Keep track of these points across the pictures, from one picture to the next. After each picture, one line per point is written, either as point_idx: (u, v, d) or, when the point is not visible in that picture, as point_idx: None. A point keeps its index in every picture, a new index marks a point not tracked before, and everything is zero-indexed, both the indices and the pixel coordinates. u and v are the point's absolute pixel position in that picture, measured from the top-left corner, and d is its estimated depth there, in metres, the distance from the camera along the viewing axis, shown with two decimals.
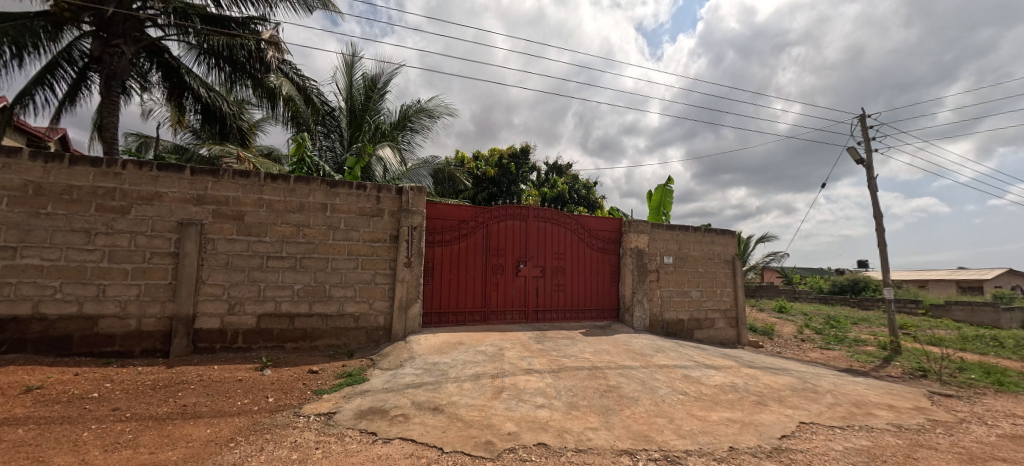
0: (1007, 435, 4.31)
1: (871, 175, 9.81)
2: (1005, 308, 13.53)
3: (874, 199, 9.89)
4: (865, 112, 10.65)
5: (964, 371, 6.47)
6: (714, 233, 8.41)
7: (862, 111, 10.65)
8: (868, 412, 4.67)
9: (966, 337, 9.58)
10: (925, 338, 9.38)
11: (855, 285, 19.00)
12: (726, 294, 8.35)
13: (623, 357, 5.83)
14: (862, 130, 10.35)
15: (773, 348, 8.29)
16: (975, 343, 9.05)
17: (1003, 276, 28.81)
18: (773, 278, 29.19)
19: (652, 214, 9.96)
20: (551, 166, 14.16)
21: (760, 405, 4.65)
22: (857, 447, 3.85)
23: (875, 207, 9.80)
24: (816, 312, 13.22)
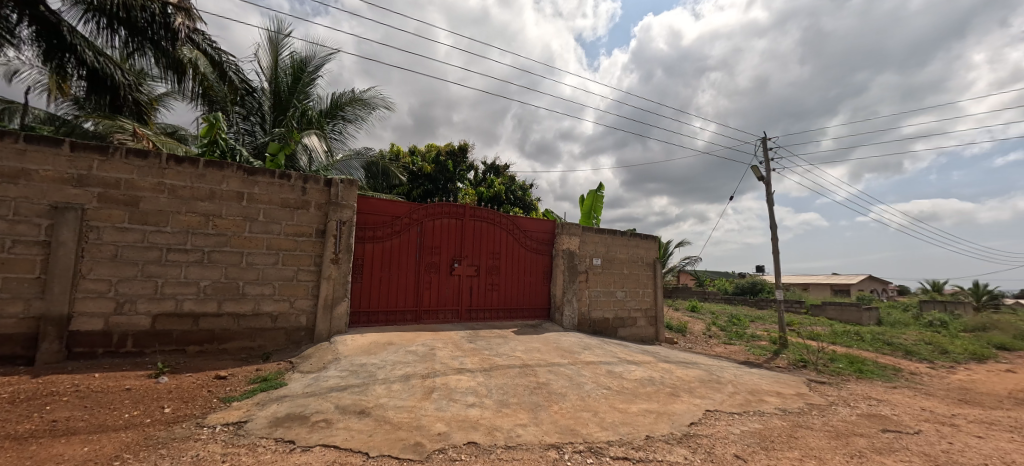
0: (864, 414, 5.15)
1: (770, 190, 11.18)
2: (864, 307, 16.19)
3: (771, 212, 11.26)
4: (766, 136, 12.11)
5: (833, 361, 7.64)
6: (639, 237, 9.01)
7: (764, 135, 12.10)
8: (760, 399, 5.30)
9: (836, 333, 11.29)
10: (805, 333, 10.90)
11: (753, 288, 21.56)
12: (647, 294, 8.99)
13: (553, 354, 6.03)
14: (764, 151, 11.73)
15: (685, 344, 9.11)
16: (843, 338, 10.70)
17: (864, 281, 34.55)
18: (688, 281, 32.08)
19: (584, 218, 10.44)
20: (488, 166, 14.32)
21: (673, 396, 5.06)
22: (751, 430, 4.36)
23: (771, 219, 11.18)
24: (722, 311, 14.73)
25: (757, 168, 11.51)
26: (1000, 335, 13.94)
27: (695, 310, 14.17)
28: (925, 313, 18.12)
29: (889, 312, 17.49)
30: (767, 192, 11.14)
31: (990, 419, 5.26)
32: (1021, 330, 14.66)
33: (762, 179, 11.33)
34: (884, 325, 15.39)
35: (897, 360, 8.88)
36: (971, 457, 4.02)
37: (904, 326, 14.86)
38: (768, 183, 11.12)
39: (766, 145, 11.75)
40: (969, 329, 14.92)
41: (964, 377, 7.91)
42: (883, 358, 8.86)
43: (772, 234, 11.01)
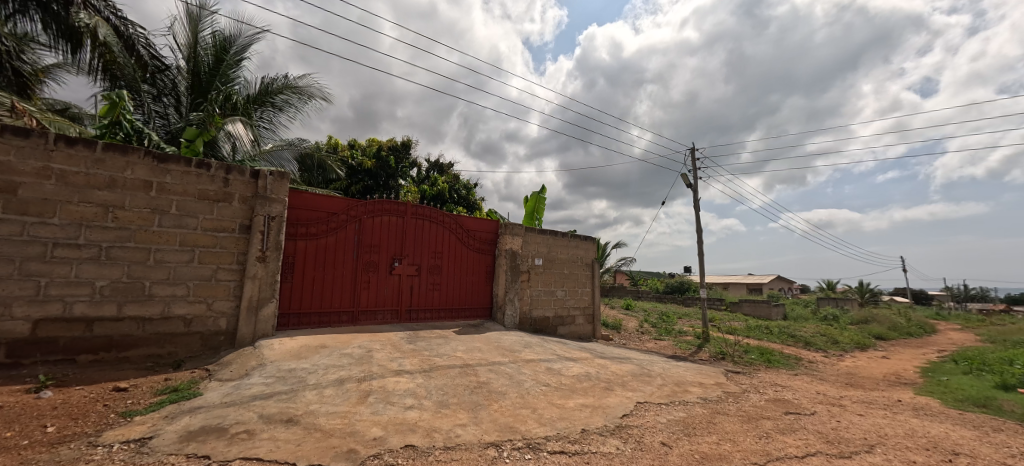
0: (771, 399, 5.76)
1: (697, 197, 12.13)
2: (773, 304, 18.15)
3: (697, 217, 12.23)
4: (694, 147, 13.14)
5: (747, 353, 8.47)
6: (578, 238, 9.34)
7: (693, 146, 13.11)
8: (685, 389, 5.72)
9: (750, 327, 12.53)
10: (724, 328, 11.97)
11: (681, 287, 23.29)
12: (585, 293, 9.34)
13: (494, 353, 6.06)
14: (692, 160, 12.70)
15: (620, 340, 9.61)
16: (755, 331, 11.90)
17: (774, 281, 38.71)
18: (624, 281, 33.87)
19: (527, 218, 10.62)
20: (432, 164, 14.16)
21: (607, 390, 5.31)
22: (676, 419, 4.69)
23: (697, 223, 12.15)
24: (653, 309, 15.73)
25: (686, 176, 12.44)
26: (877, 326, 16.32)
27: (630, 308, 15.00)
28: (822, 308, 20.73)
29: (793, 308, 19.77)
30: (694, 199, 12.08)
31: (868, 398, 6.13)
32: (893, 322, 17.24)
33: (690, 187, 12.27)
34: (789, 319, 17.35)
35: (798, 350, 10.05)
36: (854, 432, 4.65)
37: (804, 320, 16.87)
38: (696, 190, 12.06)
39: (694, 155, 12.74)
40: (854, 322, 17.29)
41: (849, 363, 9.15)
42: (787, 349, 9.99)
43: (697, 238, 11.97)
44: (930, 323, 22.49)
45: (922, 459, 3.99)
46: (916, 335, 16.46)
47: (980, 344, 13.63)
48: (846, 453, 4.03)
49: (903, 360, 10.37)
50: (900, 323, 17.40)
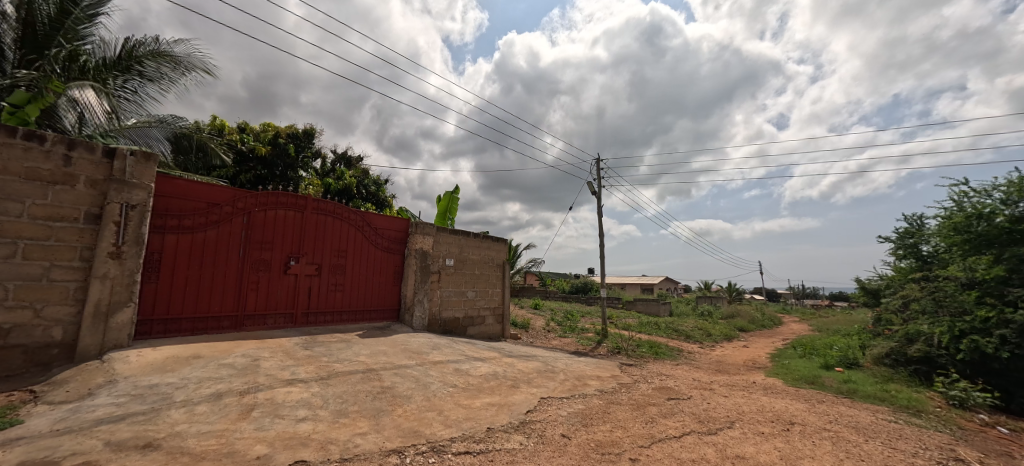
0: (656, 387, 6.46)
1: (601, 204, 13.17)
2: (662, 302, 20.43)
3: (600, 222, 13.28)
4: (599, 158, 14.25)
5: (639, 346, 9.39)
6: (490, 240, 9.50)
7: (598, 157, 14.23)
8: (584, 383, 6.15)
9: (642, 323, 13.93)
10: (621, 325, 13.14)
11: (585, 287, 25.01)
12: (495, 293, 9.52)
13: (400, 356, 5.87)
14: (597, 170, 13.75)
15: (527, 338, 9.98)
16: (646, 326, 13.27)
17: (664, 282, 43.67)
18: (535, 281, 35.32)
19: (439, 218, 10.49)
20: (338, 156, 13.24)
21: (513, 388, 5.47)
22: (576, 411, 5.01)
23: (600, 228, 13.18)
24: (560, 308, 16.63)
25: (592, 184, 13.42)
26: (740, 320, 19.32)
27: (538, 308, 15.67)
28: (700, 305, 23.90)
29: (677, 305, 22.46)
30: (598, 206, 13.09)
31: (731, 382, 7.21)
32: (752, 316, 20.60)
33: (595, 194, 13.25)
34: (674, 315, 19.68)
35: (679, 342, 11.45)
36: (719, 411, 5.43)
37: (685, 316, 19.26)
38: (600, 198, 13.05)
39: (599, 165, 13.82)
40: (724, 317, 20.27)
41: (718, 352, 10.68)
42: (671, 341, 11.32)
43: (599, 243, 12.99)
44: (777, 316, 27.33)
45: (768, 429, 4.81)
46: (767, 326, 19.84)
47: (809, 333, 16.97)
48: (713, 430, 4.67)
49: (757, 348, 12.41)
50: (756, 317, 20.82)
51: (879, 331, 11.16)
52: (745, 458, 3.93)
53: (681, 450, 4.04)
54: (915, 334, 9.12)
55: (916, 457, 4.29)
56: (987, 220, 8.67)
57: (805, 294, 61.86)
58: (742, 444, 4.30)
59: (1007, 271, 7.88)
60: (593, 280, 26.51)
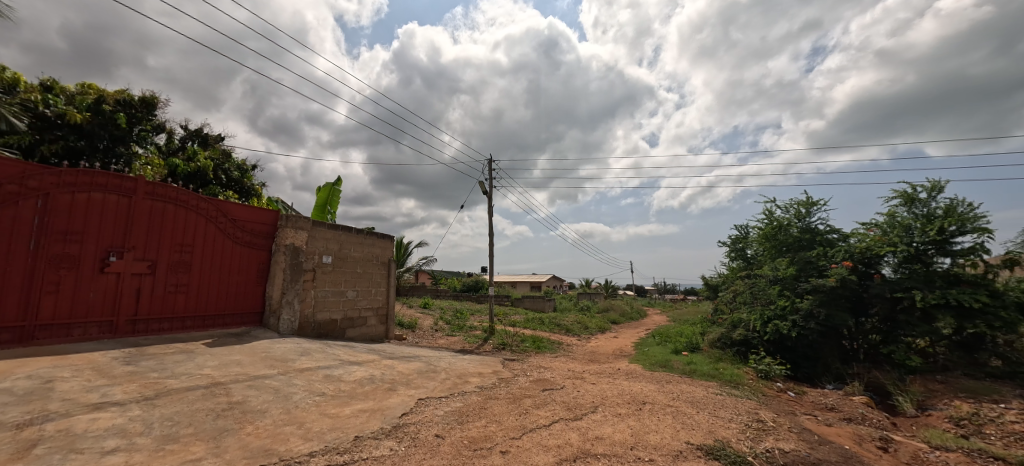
0: (534, 379, 6.83)
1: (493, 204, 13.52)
2: (547, 298, 21.78)
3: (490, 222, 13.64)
4: (491, 159, 14.64)
5: (522, 342, 9.85)
6: (375, 236, 9.01)
7: (491, 158, 14.61)
8: (465, 381, 6.20)
9: (528, 319, 14.64)
10: (507, 321, 13.64)
11: (476, 285, 25.42)
12: (379, 293, 9.04)
13: (258, 366, 5.17)
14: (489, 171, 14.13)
15: (413, 339, 9.69)
16: (531, 322, 13.99)
17: (552, 280, 46.83)
18: (428, 281, 34.75)
19: (316, 211, 9.66)
20: (190, 132, 11.28)
21: (390, 392, 5.23)
22: (454, 410, 4.98)
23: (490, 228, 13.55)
24: (450, 307, 16.58)
25: (483, 184, 13.65)
26: (613, 313, 21.64)
27: (428, 307, 15.37)
28: (580, 301, 26.18)
29: (561, 302, 24.21)
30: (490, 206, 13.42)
31: (600, 370, 7.97)
32: (622, 309, 23.25)
33: (486, 194, 13.55)
34: (558, 311, 21.17)
35: (560, 336, 12.34)
36: (586, 397, 5.96)
37: (567, 311, 20.87)
38: (491, 198, 13.40)
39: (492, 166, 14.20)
40: (600, 310, 22.53)
41: (592, 344, 11.77)
42: (552, 335, 12.13)
43: (489, 242, 13.31)
44: (643, 309, 31.46)
45: (624, 410, 5.42)
46: (634, 318, 22.59)
47: (665, 323, 19.80)
48: (578, 416, 5.09)
49: (625, 338, 14.00)
50: (626, 310, 23.59)
51: (714, 319, 13.52)
52: (603, 438, 4.36)
53: (549, 438, 4.30)
54: (738, 321, 11.26)
55: (730, 421, 5.27)
56: (786, 230, 11.17)
57: (667, 290, 72.45)
58: (602, 426, 4.76)
59: (797, 270, 10.21)
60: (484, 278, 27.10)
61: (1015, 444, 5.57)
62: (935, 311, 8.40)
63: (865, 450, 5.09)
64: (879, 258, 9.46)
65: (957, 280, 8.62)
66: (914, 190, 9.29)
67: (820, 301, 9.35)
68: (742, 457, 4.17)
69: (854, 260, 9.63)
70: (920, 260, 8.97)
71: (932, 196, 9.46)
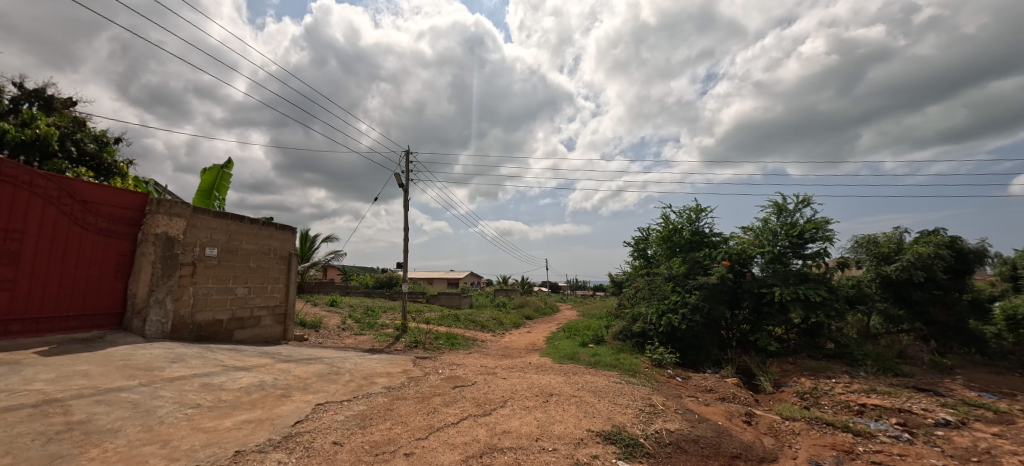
0: (445, 377, 6.79)
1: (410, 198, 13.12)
2: (464, 295, 21.80)
3: (406, 217, 13.23)
4: (409, 151, 14.16)
5: (436, 339, 9.72)
6: (273, 227, 8.18)
7: (409, 150, 14.14)
8: (371, 382, 6.00)
9: (443, 315, 14.50)
10: (421, 319, 13.37)
11: (389, 282, 24.51)
12: (277, 290, 8.24)
13: (112, 377, 4.37)
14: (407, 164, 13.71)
15: (316, 339, 8.99)
16: (446, 319, 13.86)
17: (470, 277, 47.07)
18: (338, 276, 32.53)
19: (200, 197, 8.48)
20: (25, 92, 9.13)
21: (282, 399, 4.81)
22: (355, 414, 4.74)
23: (406, 223, 13.16)
24: (360, 304, 15.72)
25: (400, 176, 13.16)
26: (528, 309, 22.40)
27: (336, 304, 14.39)
28: (497, 297, 26.68)
29: (478, 298, 24.45)
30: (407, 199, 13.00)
31: (511, 364, 8.19)
32: (536, 305, 24.21)
33: (402, 187, 13.10)
34: (474, 308, 21.28)
35: (475, 332, 12.43)
36: (497, 393, 6.08)
37: (483, 308, 21.09)
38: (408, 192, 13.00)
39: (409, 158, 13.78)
40: (515, 306, 23.19)
41: (506, 339, 12.06)
42: (467, 332, 12.17)
43: (404, 237, 12.90)
44: (555, 304, 33.23)
45: (531, 403, 5.64)
46: (546, 314, 23.64)
47: (575, 318, 21.03)
48: (487, 411, 5.18)
49: (537, 333, 14.55)
50: (539, 305, 24.63)
51: (617, 312, 14.72)
52: (510, 432, 4.50)
53: (456, 435, 4.31)
54: (637, 315, 12.40)
55: (627, 407, 5.79)
56: (680, 233, 12.57)
57: (579, 287, 77.33)
58: (509, 420, 4.89)
59: (687, 269, 11.57)
60: (400, 274, 26.19)
61: (841, 411, 6.97)
62: (790, 304, 10.07)
63: (733, 425, 5.95)
64: (751, 259, 11.09)
65: (806, 277, 10.49)
66: (784, 201, 11.03)
67: (704, 296, 10.70)
68: (635, 440, 4.60)
69: (732, 260, 11.18)
70: (781, 261, 10.71)
71: (799, 208, 11.32)
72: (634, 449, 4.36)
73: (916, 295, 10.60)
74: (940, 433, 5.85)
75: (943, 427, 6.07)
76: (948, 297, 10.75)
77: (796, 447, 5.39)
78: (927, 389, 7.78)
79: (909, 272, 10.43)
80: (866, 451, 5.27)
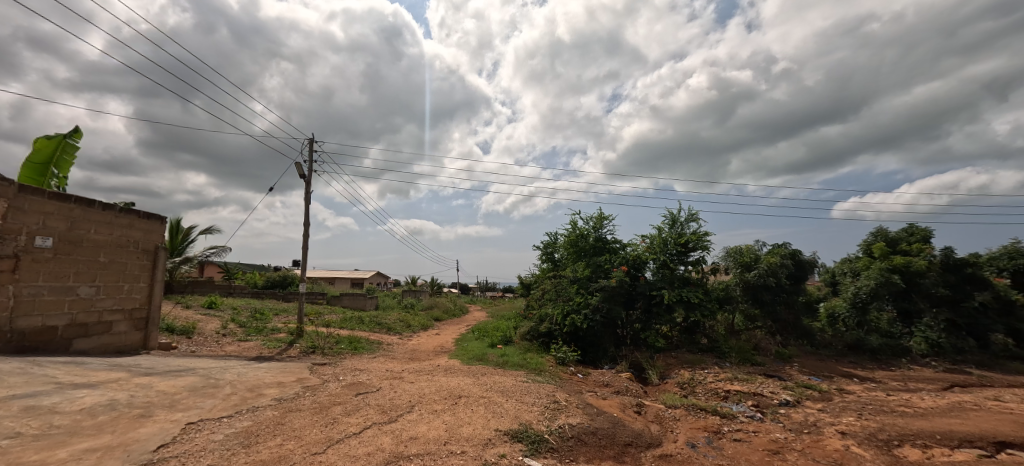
0: (347, 384, 6.40)
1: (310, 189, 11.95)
2: (369, 296, 20.64)
3: (305, 210, 12.11)
4: (312, 138, 12.97)
5: (337, 343, 9.09)
6: (134, 215, 6.84)
7: (312, 137, 12.96)
8: (257, 394, 5.40)
9: (345, 318, 13.53)
10: (320, 321, 12.33)
11: (283, 281, 22.08)
12: (137, 290, 6.91)
13: None
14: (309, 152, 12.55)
15: (188, 348, 7.74)
16: (349, 321, 12.98)
17: (376, 277, 44.73)
18: (218, 275, 28.30)
19: (27, 170, 6.67)
20: None
21: (140, 420, 4.08)
22: (237, 431, 4.23)
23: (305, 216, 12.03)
24: (246, 306, 13.88)
25: (301, 166, 11.99)
26: (437, 311, 22.10)
27: (214, 307, 12.51)
28: (405, 298, 25.84)
29: (385, 299, 23.36)
30: (307, 191, 11.89)
31: (419, 368, 8.05)
32: (445, 306, 24.06)
33: (303, 177, 11.96)
34: (380, 309, 20.28)
35: (381, 335, 11.91)
36: (403, 398, 5.93)
37: (390, 310, 20.24)
38: (310, 183, 11.92)
39: (313, 146, 12.64)
40: (423, 308, 22.68)
41: (413, 341, 11.77)
42: (372, 335, 11.58)
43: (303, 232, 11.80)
44: (465, 305, 33.53)
45: (440, 406, 5.65)
46: (455, 315, 23.62)
47: (484, 319, 21.36)
48: (393, 418, 5.05)
49: (446, 335, 14.48)
50: (449, 307, 24.47)
51: (524, 314, 15.41)
52: (417, 438, 4.45)
53: (358, 447, 4.12)
54: (544, 316, 13.12)
55: (533, 404, 6.13)
56: (585, 238, 13.64)
57: (488, 287, 78.72)
58: (416, 425, 4.84)
59: (590, 272, 12.60)
60: (296, 273, 23.77)
61: (711, 397, 8.28)
62: (674, 305, 11.62)
63: (626, 415, 6.71)
64: (644, 264, 12.54)
65: (687, 282, 12.20)
66: (677, 214, 12.71)
67: (603, 297, 11.77)
68: (541, 436, 4.90)
69: (628, 264, 12.52)
70: (668, 266, 12.31)
71: (687, 221, 13.11)
72: (539, 446, 4.66)
73: (767, 297, 13.10)
74: (782, 411, 7.35)
75: (784, 406, 7.61)
76: (790, 299, 13.54)
77: (676, 431, 6.29)
78: (773, 375, 9.67)
79: (764, 278, 12.88)
80: (728, 430, 6.37)
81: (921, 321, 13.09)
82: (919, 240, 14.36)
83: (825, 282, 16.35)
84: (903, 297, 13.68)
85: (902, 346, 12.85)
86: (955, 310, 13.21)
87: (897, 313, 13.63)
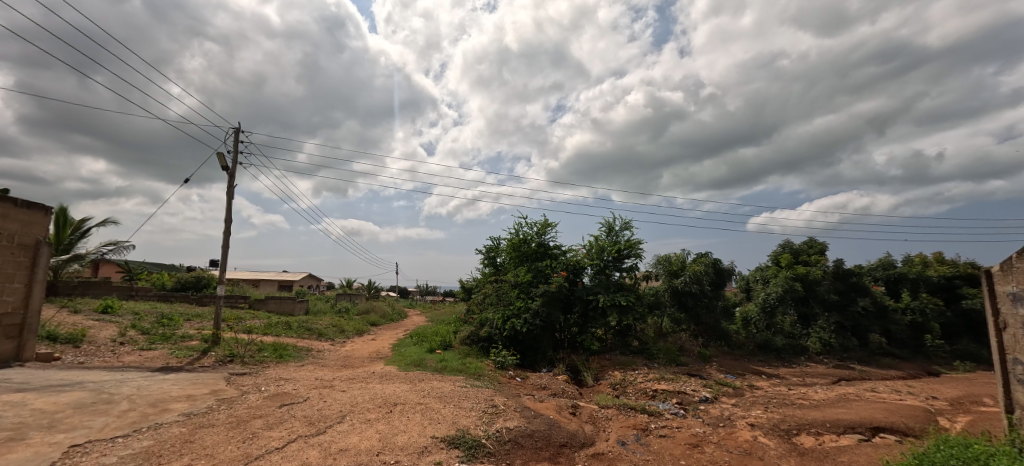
0: (270, 395, 5.96)
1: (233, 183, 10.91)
2: (299, 300, 19.20)
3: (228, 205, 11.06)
4: (239, 127, 11.91)
5: (260, 351, 8.39)
6: (7, 203, 5.83)
7: (239, 126, 11.89)
8: (162, 410, 4.84)
9: (270, 323, 12.48)
10: (241, 327, 11.27)
11: (197, 283, 19.82)
12: (9, 291, 5.87)
13: None
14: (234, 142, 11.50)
15: (74, 358, 6.70)
16: (274, 327, 12.01)
17: (308, 280, 41.79)
18: (116, 275, 24.75)
19: None
20: None
21: (8, 445, 3.48)
22: (136, 452, 3.78)
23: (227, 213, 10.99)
24: (150, 311, 12.22)
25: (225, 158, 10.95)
26: (374, 316, 21.21)
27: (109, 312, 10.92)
28: (338, 302, 24.45)
29: (316, 303, 21.90)
30: (230, 184, 10.87)
31: (353, 375, 7.72)
32: (383, 310, 23.16)
33: (226, 169, 10.92)
34: (311, 314, 19.00)
35: (310, 341, 11.18)
36: (333, 408, 5.65)
37: (322, 314, 19.02)
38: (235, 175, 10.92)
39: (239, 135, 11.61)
40: (360, 312, 21.63)
41: (346, 348, 11.21)
42: (301, 342, 10.83)
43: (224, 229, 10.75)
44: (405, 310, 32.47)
45: (374, 415, 5.49)
46: (393, 320, 22.83)
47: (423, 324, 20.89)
48: (320, 429, 4.80)
49: (382, 340, 13.96)
50: (386, 311, 23.56)
51: (464, 318, 15.34)
52: (348, 450, 4.30)
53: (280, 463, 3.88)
54: (484, 321, 13.19)
55: (470, 409, 6.18)
56: (528, 243, 13.97)
57: (429, 292, 76.99)
58: (347, 437, 4.66)
59: (531, 277, 12.92)
60: (213, 274, 21.49)
61: (640, 396, 8.92)
62: (608, 309, 12.31)
63: (561, 416, 7.01)
64: (582, 270, 13.16)
65: (621, 287, 12.99)
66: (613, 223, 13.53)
67: (543, 302, 12.14)
68: (478, 441, 4.97)
69: (567, 270, 13.06)
70: (604, 272, 13.04)
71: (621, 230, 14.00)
72: (476, 451, 4.72)
73: (690, 302, 14.35)
74: (701, 407, 8.12)
75: (703, 402, 8.43)
76: (711, 304, 14.84)
77: (608, 430, 6.70)
78: (695, 375, 10.63)
79: (689, 285, 14.13)
80: (655, 427, 6.91)
81: (817, 323, 15.02)
82: (816, 252, 16.68)
83: (740, 289, 18.29)
84: (803, 302, 15.63)
85: (801, 345, 14.78)
86: (842, 314, 15.41)
87: (798, 316, 15.48)
